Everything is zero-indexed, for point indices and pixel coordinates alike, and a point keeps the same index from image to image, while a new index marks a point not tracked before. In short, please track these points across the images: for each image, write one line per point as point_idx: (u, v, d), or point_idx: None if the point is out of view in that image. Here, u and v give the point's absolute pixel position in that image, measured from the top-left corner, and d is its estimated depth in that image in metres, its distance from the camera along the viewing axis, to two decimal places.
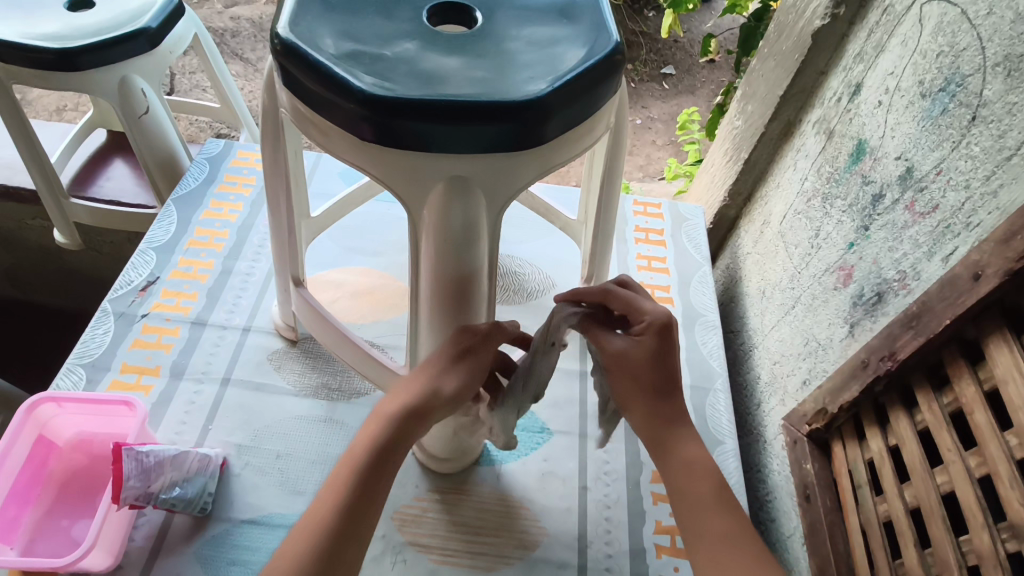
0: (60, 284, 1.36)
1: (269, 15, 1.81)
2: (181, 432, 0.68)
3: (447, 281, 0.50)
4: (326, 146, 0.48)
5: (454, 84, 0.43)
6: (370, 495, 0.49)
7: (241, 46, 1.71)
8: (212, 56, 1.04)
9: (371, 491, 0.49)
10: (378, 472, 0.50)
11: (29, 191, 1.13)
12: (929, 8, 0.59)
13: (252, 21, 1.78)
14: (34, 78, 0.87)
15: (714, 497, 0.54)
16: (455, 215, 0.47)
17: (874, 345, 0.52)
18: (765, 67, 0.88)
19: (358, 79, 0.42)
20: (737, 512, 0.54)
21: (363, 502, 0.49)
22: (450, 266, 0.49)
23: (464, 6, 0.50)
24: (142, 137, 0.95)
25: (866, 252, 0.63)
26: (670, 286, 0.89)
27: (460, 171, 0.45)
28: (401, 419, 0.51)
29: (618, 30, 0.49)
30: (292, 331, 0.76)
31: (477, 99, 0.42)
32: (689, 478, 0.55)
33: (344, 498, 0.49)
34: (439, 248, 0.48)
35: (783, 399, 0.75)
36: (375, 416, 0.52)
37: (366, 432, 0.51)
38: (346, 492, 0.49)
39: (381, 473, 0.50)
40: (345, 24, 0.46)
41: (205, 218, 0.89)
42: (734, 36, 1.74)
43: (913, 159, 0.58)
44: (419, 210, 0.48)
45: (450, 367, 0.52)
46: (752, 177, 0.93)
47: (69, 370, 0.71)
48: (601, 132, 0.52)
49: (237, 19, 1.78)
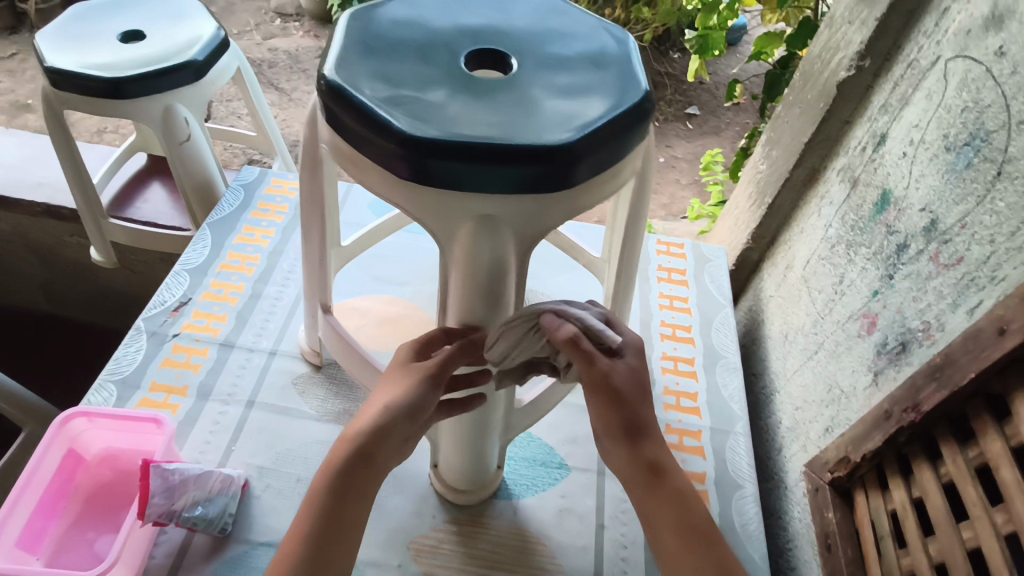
0: (92, 300, 1.40)
1: (305, 48, 1.90)
2: (205, 451, 0.69)
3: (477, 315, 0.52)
4: (362, 180, 0.49)
5: (491, 127, 0.45)
6: (338, 523, 0.50)
7: (278, 77, 1.78)
8: (252, 87, 1.08)
9: (340, 519, 0.50)
10: (346, 499, 0.50)
11: (71, 210, 1.17)
12: (954, 64, 0.61)
13: (289, 53, 1.87)
14: (85, 106, 0.91)
15: (706, 530, 0.53)
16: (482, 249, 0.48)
17: (897, 396, 0.52)
18: (790, 114, 0.90)
19: (398, 120, 0.44)
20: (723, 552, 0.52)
21: (329, 525, 0.50)
22: (481, 303, 0.51)
23: (501, 53, 0.52)
24: (180, 162, 0.98)
25: (890, 300, 0.64)
26: (691, 326, 0.90)
27: (489, 211, 0.47)
28: (372, 428, 0.52)
29: (648, 79, 0.51)
30: (317, 356, 0.78)
31: (512, 142, 0.44)
32: (679, 518, 0.53)
33: (312, 530, 0.49)
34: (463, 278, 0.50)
35: (805, 445, 0.75)
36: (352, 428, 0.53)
37: (338, 458, 0.52)
38: (310, 520, 0.50)
39: (358, 484, 0.51)
40: (388, 69, 0.49)
41: (238, 242, 0.91)
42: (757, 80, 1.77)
43: (937, 211, 0.59)
44: (450, 246, 0.50)
45: (404, 381, 0.53)
46: (776, 221, 0.95)
47: (100, 386, 0.73)
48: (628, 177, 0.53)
49: (274, 51, 1.86)
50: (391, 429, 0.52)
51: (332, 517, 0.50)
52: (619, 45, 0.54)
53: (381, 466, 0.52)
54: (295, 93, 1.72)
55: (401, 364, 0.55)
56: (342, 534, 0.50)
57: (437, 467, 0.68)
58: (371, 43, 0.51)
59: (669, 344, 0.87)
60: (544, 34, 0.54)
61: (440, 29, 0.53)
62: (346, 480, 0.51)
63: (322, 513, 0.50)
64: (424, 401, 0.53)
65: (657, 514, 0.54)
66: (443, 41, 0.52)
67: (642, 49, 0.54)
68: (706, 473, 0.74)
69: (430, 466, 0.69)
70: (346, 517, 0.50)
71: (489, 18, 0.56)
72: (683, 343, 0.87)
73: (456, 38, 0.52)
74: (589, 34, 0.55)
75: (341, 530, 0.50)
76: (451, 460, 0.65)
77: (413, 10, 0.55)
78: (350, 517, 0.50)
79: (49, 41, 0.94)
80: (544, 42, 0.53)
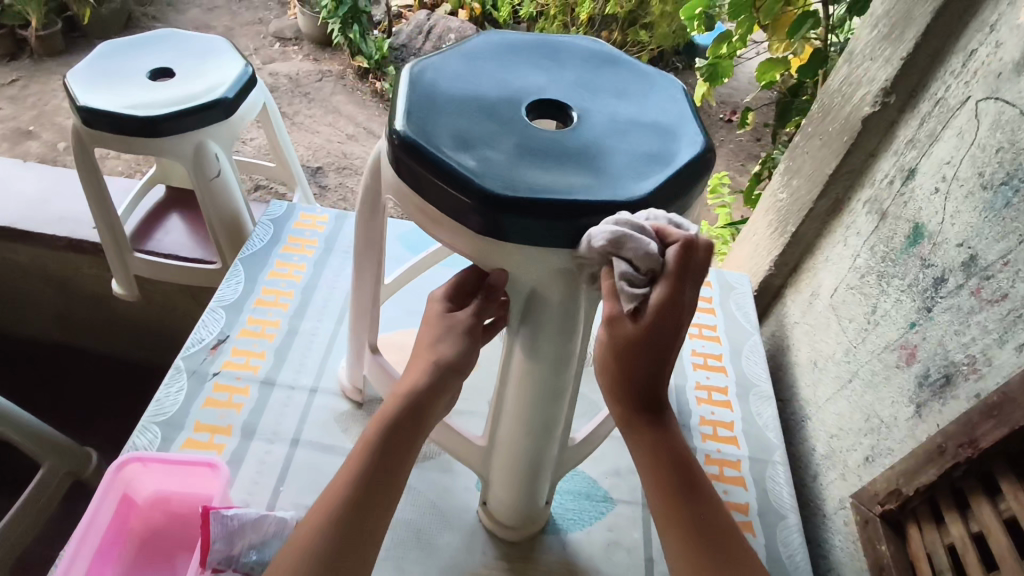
0: (105, 331, 1.39)
1: (305, 72, 1.91)
2: (253, 492, 0.69)
3: (546, 367, 0.53)
4: (432, 232, 0.50)
5: (567, 186, 0.46)
6: (379, 475, 0.50)
7: (280, 101, 1.78)
8: (276, 124, 1.08)
9: (383, 471, 0.50)
10: (388, 451, 0.51)
11: (93, 243, 1.17)
12: (985, 105, 0.63)
13: (290, 77, 1.88)
14: (115, 144, 0.90)
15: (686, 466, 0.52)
16: (552, 309, 0.50)
17: (952, 431, 0.54)
18: (809, 144, 0.92)
19: (478, 179, 0.46)
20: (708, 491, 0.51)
21: (372, 481, 0.49)
22: (547, 361, 0.53)
23: (562, 103, 0.53)
24: (209, 198, 0.97)
25: (930, 333, 0.66)
26: (722, 355, 0.92)
27: (566, 265, 0.48)
28: (419, 391, 0.53)
29: (705, 131, 0.52)
30: (358, 394, 0.78)
31: (588, 201, 0.45)
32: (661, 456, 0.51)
33: (354, 481, 0.49)
34: (531, 340, 0.52)
35: (844, 473, 0.77)
36: (397, 389, 0.54)
37: (379, 414, 0.52)
38: (354, 473, 0.50)
39: (402, 443, 0.51)
40: (458, 123, 0.50)
41: (272, 277, 0.92)
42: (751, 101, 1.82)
43: (976, 247, 0.61)
44: (522, 299, 0.50)
45: (445, 340, 0.54)
46: (799, 248, 0.96)
47: (144, 428, 0.73)
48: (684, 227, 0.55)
49: (275, 76, 1.88)
50: (439, 391, 0.54)
51: (374, 469, 0.50)
52: (673, 96, 0.55)
53: (423, 422, 0.53)
54: (298, 117, 1.72)
55: (427, 313, 0.56)
56: (384, 486, 0.50)
57: (485, 504, 0.68)
58: (436, 96, 0.52)
59: (701, 374, 0.90)
60: (601, 85, 0.56)
61: (500, 81, 0.54)
62: (385, 433, 0.51)
63: (365, 465, 0.50)
64: (461, 351, 0.54)
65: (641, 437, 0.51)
66: (505, 93, 0.53)
67: (695, 99, 0.56)
68: (749, 504, 0.76)
69: (478, 503, 0.70)
70: (388, 473, 0.50)
71: (545, 69, 0.57)
72: (715, 372, 0.90)
73: (517, 90, 0.54)
74: (643, 84, 0.57)
75: (385, 481, 0.50)
76: (502, 501, 0.65)
77: (470, 60, 0.56)
78: (389, 470, 0.50)
79: (78, 78, 0.92)
80: (601, 94, 0.55)
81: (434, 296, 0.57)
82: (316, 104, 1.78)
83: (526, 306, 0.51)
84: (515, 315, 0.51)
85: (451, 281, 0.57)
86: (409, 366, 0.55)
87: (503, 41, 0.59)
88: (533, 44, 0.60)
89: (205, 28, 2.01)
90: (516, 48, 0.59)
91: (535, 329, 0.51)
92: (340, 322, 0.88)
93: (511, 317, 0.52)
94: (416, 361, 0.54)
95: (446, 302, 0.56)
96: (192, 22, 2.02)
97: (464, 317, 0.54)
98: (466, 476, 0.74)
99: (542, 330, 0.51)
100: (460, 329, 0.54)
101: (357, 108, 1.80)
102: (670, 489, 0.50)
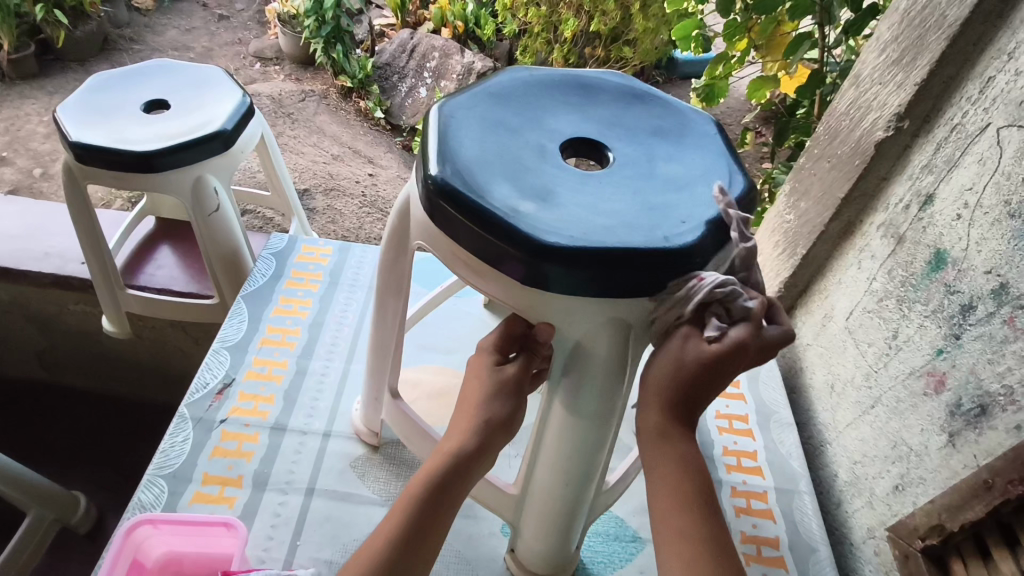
0: (90, 367, 1.34)
1: (288, 92, 1.86)
2: (269, 549, 0.66)
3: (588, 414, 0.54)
4: (469, 278, 0.50)
5: (613, 231, 0.46)
6: (423, 528, 0.52)
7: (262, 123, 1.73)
8: (274, 153, 1.04)
9: (427, 523, 0.52)
10: (434, 505, 0.53)
11: (81, 279, 1.12)
12: (1008, 133, 0.63)
13: (272, 97, 1.83)
14: (111, 181, 0.85)
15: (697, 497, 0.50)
16: (597, 359, 0.51)
17: (1000, 467, 0.53)
18: (816, 166, 0.90)
19: (522, 226, 0.45)
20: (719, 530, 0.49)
21: (415, 531, 0.52)
22: (590, 406, 0.53)
23: (601, 146, 0.55)
24: (209, 234, 0.92)
25: (959, 360, 0.65)
26: (739, 381, 0.92)
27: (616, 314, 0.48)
28: (467, 446, 0.55)
29: (745, 173, 0.54)
30: (375, 437, 0.76)
31: (636, 247, 0.45)
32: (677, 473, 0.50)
33: (398, 532, 0.51)
34: (572, 394, 0.53)
35: (871, 501, 0.76)
36: (444, 441, 0.56)
37: (427, 466, 0.55)
38: (399, 522, 0.52)
39: (447, 496, 0.53)
40: (498, 167, 0.50)
41: (277, 314, 0.89)
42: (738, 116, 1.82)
43: (1006, 275, 0.60)
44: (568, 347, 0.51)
45: (493, 397, 0.56)
46: (809, 271, 0.94)
47: (150, 482, 0.69)
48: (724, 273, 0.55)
49: (257, 96, 1.82)
50: (486, 446, 0.55)
51: (418, 521, 0.52)
52: (706, 133, 0.57)
53: (467, 476, 0.55)
54: (283, 138, 1.68)
55: (473, 365, 0.59)
56: (425, 539, 0.52)
57: (512, 550, 0.67)
58: (470, 137, 0.52)
59: (720, 403, 0.90)
60: (633, 124, 0.58)
61: (536, 124, 0.55)
62: (433, 488, 0.53)
63: (410, 515, 0.52)
64: (508, 408, 0.56)
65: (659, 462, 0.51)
66: (544, 137, 0.54)
67: (729, 141, 0.57)
68: (779, 538, 0.76)
69: (505, 548, 0.68)
70: (432, 524, 0.52)
71: (576, 107, 0.59)
72: (735, 400, 0.90)
73: (551, 131, 0.55)
74: (678, 126, 0.58)
75: (429, 531, 0.52)
76: (533, 547, 0.64)
77: (500, 99, 0.57)
78: (432, 523, 0.52)
79: (69, 113, 0.87)
80: (634, 132, 0.57)
81: (483, 348, 0.59)
82: (299, 124, 1.74)
83: (569, 359, 0.52)
84: (558, 367, 0.52)
85: (497, 333, 0.59)
86: (456, 419, 0.57)
87: (531, 78, 0.61)
88: (562, 81, 0.62)
89: (184, 49, 1.96)
90: (546, 86, 0.61)
91: (578, 381, 0.52)
92: (351, 360, 0.86)
93: (553, 370, 0.53)
94: (462, 416, 0.56)
95: (494, 355, 0.58)
96: (170, 43, 1.97)
97: (510, 373, 0.56)
98: (490, 520, 0.72)
99: (585, 381, 0.52)
100: (508, 386, 0.56)
101: (342, 129, 1.76)
102: (681, 494, 0.50)
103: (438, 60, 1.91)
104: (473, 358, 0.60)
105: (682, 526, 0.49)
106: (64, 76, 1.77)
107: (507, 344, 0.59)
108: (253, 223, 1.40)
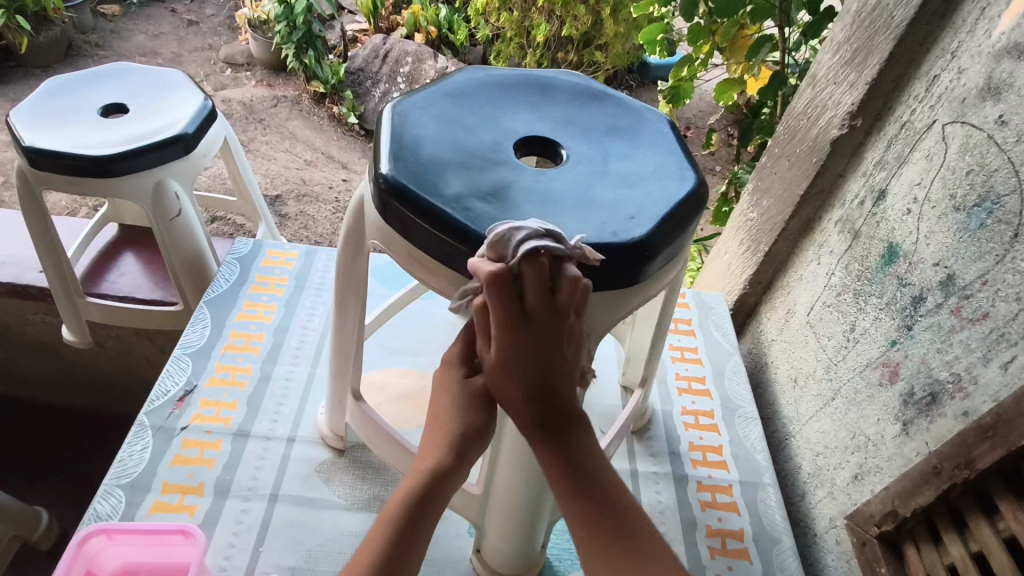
0: (54, 379, 1.31)
1: (258, 98, 1.85)
2: (230, 557, 0.65)
3: None
4: (424, 278, 0.50)
5: (563, 227, 0.47)
6: (404, 547, 0.51)
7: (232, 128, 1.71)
8: (239, 157, 1.02)
9: (409, 544, 0.52)
10: (415, 525, 0.52)
11: (39, 288, 1.09)
12: (952, 129, 0.65)
13: (243, 103, 1.81)
14: (67, 186, 0.82)
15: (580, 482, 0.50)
16: None
17: (948, 453, 0.55)
18: (777, 164, 0.91)
19: (473, 225, 0.46)
20: (597, 504, 0.50)
21: (399, 549, 0.51)
22: None
23: (555, 144, 0.55)
24: (170, 239, 0.90)
25: (911, 351, 0.67)
26: (705, 377, 0.94)
27: None
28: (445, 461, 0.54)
29: (696, 169, 0.54)
30: (340, 441, 0.76)
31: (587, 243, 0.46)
32: (565, 460, 0.50)
33: (380, 556, 0.50)
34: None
35: (832, 492, 0.77)
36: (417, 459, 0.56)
37: (404, 484, 0.54)
38: (383, 543, 0.51)
39: (429, 509, 0.53)
40: (451, 164, 0.50)
41: (240, 319, 0.88)
42: (706, 119, 1.85)
43: (953, 267, 0.62)
44: None
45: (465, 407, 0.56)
46: (772, 267, 0.95)
47: (107, 492, 0.68)
48: (676, 267, 0.56)
49: (228, 101, 1.80)
50: (465, 457, 0.55)
51: (399, 541, 0.51)
52: (660, 131, 0.58)
53: (448, 491, 0.55)
54: (254, 143, 1.66)
55: (441, 376, 0.59)
56: (407, 559, 0.51)
57: (479, 551, 0.67)
58: (424, 136, 0.52)
59: (686, 399, 0.92)
60: (589, 123, 0.58)
61: (490, 122, 0.56)
62: (412, 504, 0.53)
63: (392, 535, 0.51)
64: (478, 417, 0.56)
65: (549, 455, 0.50)
66: (498, 135, 0.54)
67: (682, 138, 0.58)
68: (743, 530, 0.77)
69: (471, 549, 0.68)
70: (416, 540, 0.52)
71: (532, 106, 0.59)
72: (701, 396, 0.92)
73: (507, 130, 0.55)
74: (633, 124, 0.59)
75: (412, 545, 0.52)
76: (499, 547, 0.64)
77: (456, 99, 0.57)
78: (413, 543, 0.52)
79: (23, 118, 0.85)
80: (590, 131, 0.57)
81: (449, 360, 0.60)
82: (271, 130, 1.72)
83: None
84: None
85: (460, 342, 0.59)
86: (430, 432, 0.57)
87: (487, 78, 0.61)
88: (519, 80, 0.62)
89: (152, 54, 1.93)
90: (503, 84, 0.61)
91: None
92: (316, 364, 0.85)
93: None
94: (436, 432, 0.56)
95: (462, 366, 0.59)
96: (137, 49, 1.94)
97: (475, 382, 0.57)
98: (456, 521, 0.71)
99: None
100: (478, 395, 0.56)
101: (314, 134, 1.75)
102: (568, 498, 0.50)
103: (411, 65, 1.90)
104: (441, 370, 0.60)
105: (587, 533, 0.49)
106: (27, 82, 1.73)
107: (471, 352, 0.59)
108: (222, 229, 1.38)
